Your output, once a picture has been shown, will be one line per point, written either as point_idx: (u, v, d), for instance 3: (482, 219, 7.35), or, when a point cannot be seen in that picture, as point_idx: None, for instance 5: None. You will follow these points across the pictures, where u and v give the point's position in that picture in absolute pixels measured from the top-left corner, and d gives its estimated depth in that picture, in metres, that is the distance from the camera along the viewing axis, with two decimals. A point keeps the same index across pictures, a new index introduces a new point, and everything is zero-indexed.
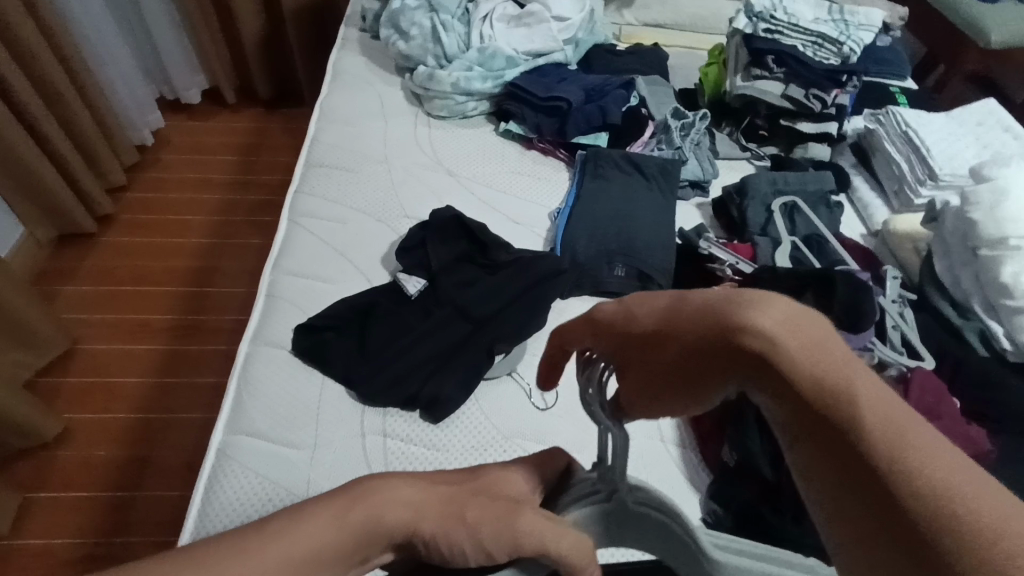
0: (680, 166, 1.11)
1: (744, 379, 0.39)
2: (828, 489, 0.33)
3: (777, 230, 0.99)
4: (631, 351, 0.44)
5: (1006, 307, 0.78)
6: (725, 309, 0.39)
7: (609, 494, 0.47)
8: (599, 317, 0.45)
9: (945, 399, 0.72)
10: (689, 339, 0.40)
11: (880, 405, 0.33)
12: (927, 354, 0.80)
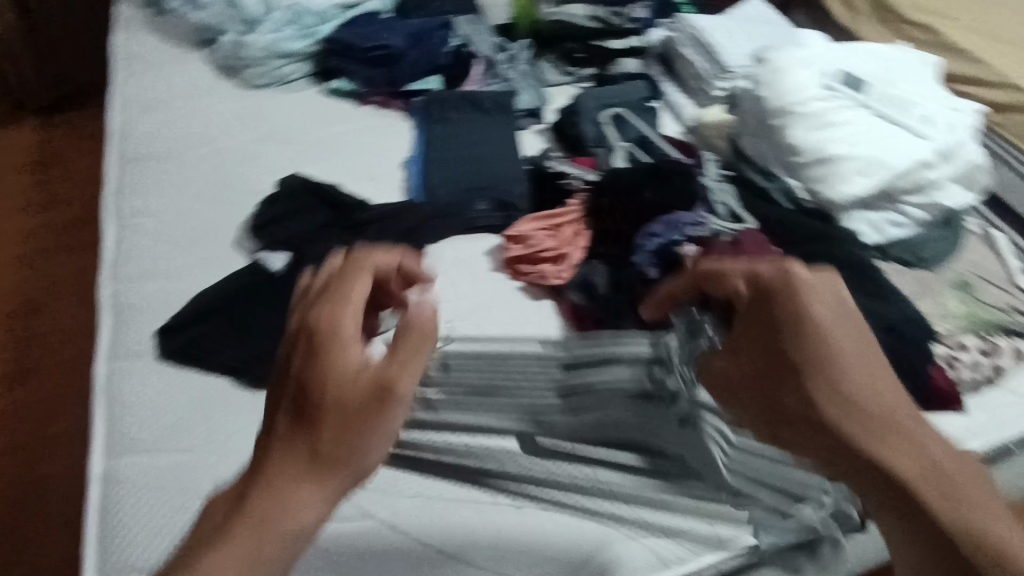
0: (512, 97, 1.16)
1: (816, 421, 0.56)
2: (893, 514, 0.52)
3: (610, 139, 1.08)
4: (753, 358, 0.60)
5: (798, 165, 0.93)
6: (842, 384, 0.55)
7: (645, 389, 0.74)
8: (761, 309, 0.60)
9: (770, 250, 0.85)
10: (812, 393, 0.56)
11: (955, 486, 0.50)
12: (749, 218, 0.94)
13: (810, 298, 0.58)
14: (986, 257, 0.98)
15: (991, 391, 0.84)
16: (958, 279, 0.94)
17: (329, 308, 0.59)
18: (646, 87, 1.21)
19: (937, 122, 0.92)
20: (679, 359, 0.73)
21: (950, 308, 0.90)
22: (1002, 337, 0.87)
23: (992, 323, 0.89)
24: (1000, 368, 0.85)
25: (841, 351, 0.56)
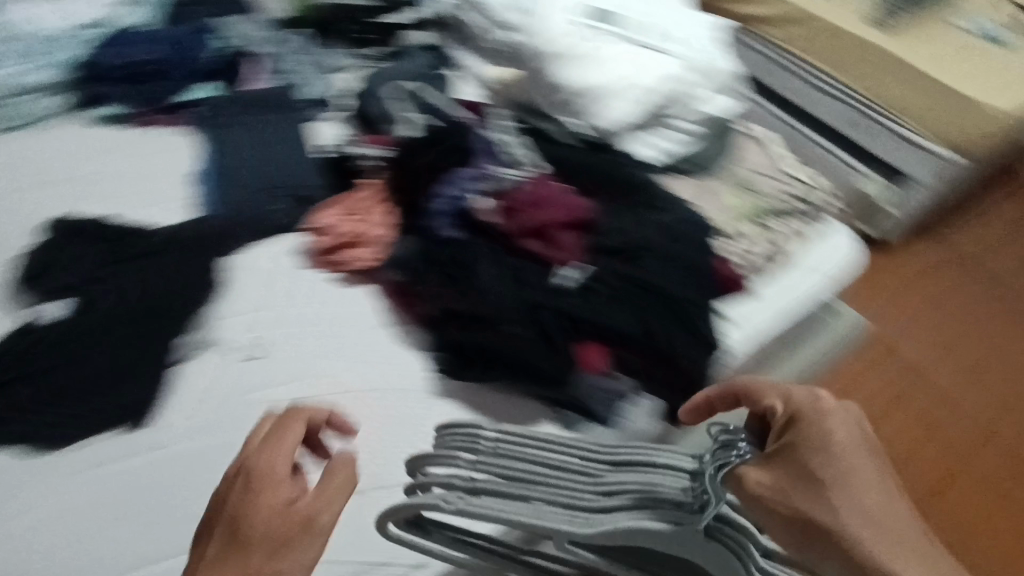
0: (294, 90, 1.12)
1: (844, 542, 0.47)
2: None
3: (396, 113, 1.05)
4: (812, 499, 0.50)
5: (567, 101, 0.95)
6: (872, 513, 0.48)
7: (687, 508, 0.57)
8: (795, 421, 0.54)
9: (553, 186, 0.89)
10: (844, 512, 0.48)
11: None
12: (537, 161, 0.94)
13: (846, 434, 0.52)
14: (757, 151, 1.07)
15: (773, 274, 0.98)
16: (736, 177, 1.03)
17: (264, 454, 0.58)
18: (433, 58, 1.18)
19: (676, 37, 0.98)
20: (706, 487, 0.56)
21: (730, 208, 0.99)
22: (772, 225, 1.00)
23: (762, 211, 1.00)
24: (771, 253, 0.99)
25: (880, 488, 0.50)
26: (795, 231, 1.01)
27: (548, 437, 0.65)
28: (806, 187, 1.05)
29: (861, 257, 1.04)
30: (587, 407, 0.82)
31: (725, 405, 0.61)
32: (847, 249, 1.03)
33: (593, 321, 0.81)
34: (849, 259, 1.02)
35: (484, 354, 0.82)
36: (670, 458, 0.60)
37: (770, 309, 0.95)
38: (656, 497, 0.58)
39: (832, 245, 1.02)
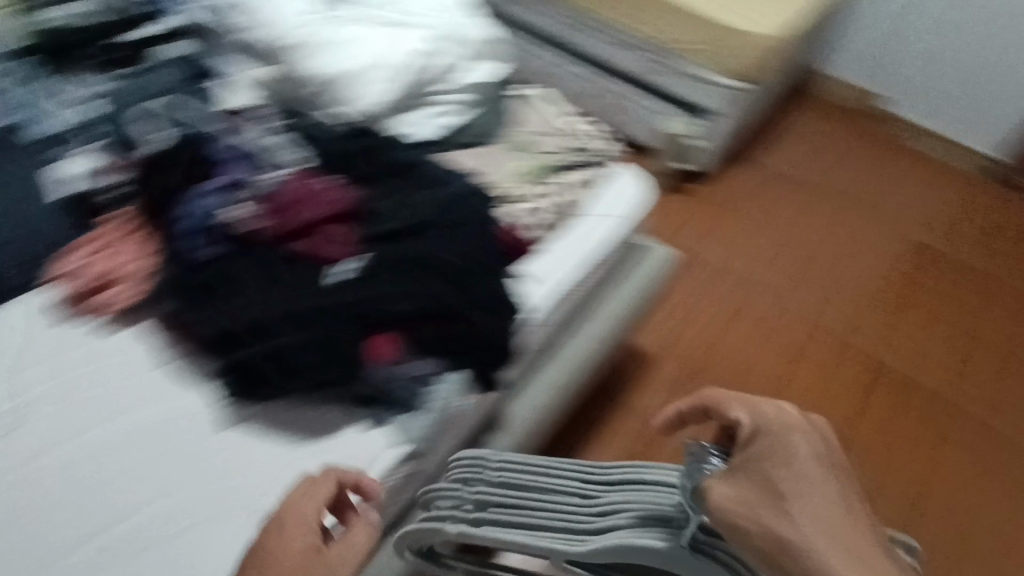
0: (19, 129, 1.00)
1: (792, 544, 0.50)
2: None
3: (146, 136, 0.96)
4: (763, 508, 0.52)
5: (316, 95, 0.93)
6: (822, 518, 0.51)
7: (675, 524, 0.62)
8: (757, 434, 0.58)
9: (312, 181, 0.84)
10: (794, 518, 0.51)
11: None
12: (303, 157, 0.89)
13: (804, 446, 0.55)
14: (532, 112, 1.09)
15: (564, 228, 1.00)
16: (516, 139, 1.03)
17: (297, 503, 0.66)
18: (186, 72, 1.06)
19: (417, 12, 0.98)
20: (685, 501, 0.60)
21: (512, 169, 0.99)
22: (556, 178, 1.02)
23: (546, 167, 1.02)
24: (561, 204, 1.00)
25: (829, 503, 0.52)
26: (580, 181, 1.04)
27: (547, 464, 0.77)
28: (584, 137, 1.09)
29: (647, 193, 1.09)
30: (390, 397, 0.77)
31: (699, 416, 0.66)
32: (632, 188, 1.08)
33: (380, 308, 0.76)
34: (635, 198, 1.07)
35: (273, 371, 0.74)
36: (661, 478, 0.68)
37: (569, 261, 0.97)
38: (646, 512, 0.65)
39: (616, 188, 1.06)
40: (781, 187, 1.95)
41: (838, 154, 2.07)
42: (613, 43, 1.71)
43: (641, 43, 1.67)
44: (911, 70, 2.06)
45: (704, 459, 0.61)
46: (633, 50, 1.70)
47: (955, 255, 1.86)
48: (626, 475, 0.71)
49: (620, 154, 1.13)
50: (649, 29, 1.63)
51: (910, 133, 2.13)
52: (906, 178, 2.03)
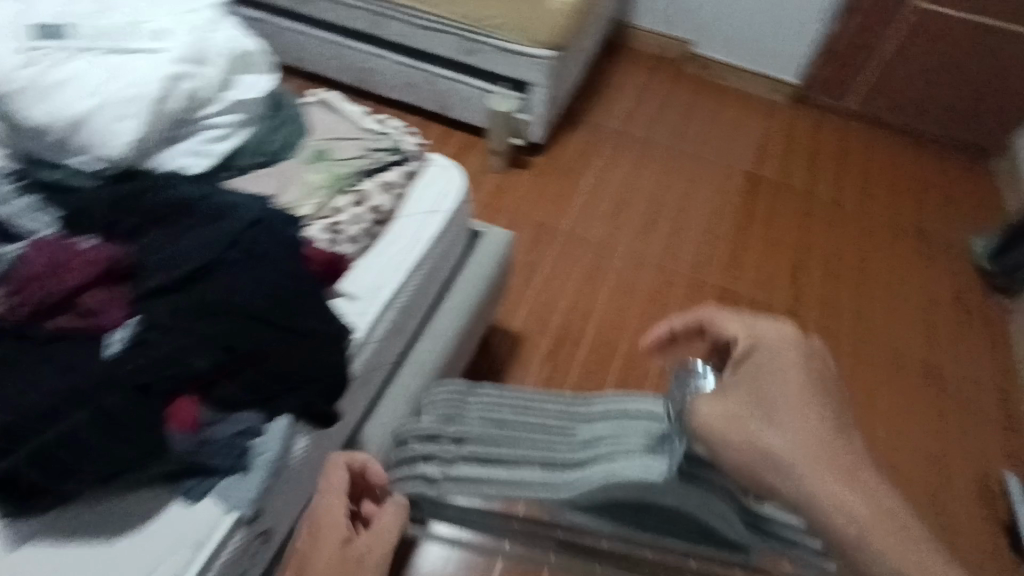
0: None
1: (773, 442, 0.62)
2: (826, 511, 0.60)
3: None
4: (738, 413, 0.65)
5: (56, 143, 0.81)
6: (800, 418, 0.63)
7: (661, 450, 0.74)
8: (754, 346, 0.71)
9: (60, 245, 0.72)
10: (776, 422, 0.63)
11: (875, 509, 0.59)
12: (44, 221, 0.78)
13: (774, 358, 0.69)
14: (324, 123, 1.04)
15: (383, 233, 0.95)
16: (315, 152, 0.99)
17: (321, 497, 0.68)
18: None
19: (161, 33, 0.89)
20: (671, 426, 0.74)
21: (313, 183, 0.94)
22: (364, 183, 0.98)
23: (351, 174, 0.97)
24: (377, 207, 0.95)
25: (808, 416, 0.64)
26: (393, 180, 0.99)
27: (535, 399, 0.88)
28: (384, 136, 1.05)
29: (461, 178, 1.05)
30: (207, 465, 0.70)
31: (690, 333, 0.81)
32: (444, 177, 1.04)
33: (172, 371, 0.68)
34: (449, 187, 1.03)
35: (45, 477, 0.61)
36: (643, 411, 0.79)
37: (392, 268, 0.92)
38: (632, 441, 0.76)
39: (426, 182, 1.03)
40: (613, 144, 2.08)
41: (655, 103, 2.22)
42: (423, 28, 1.79)
43: (445, 23, 1.76)
44: (705, 15, 2.23)
45: (694, 375, 0.74)
46: (440, 32, 1.78)
47: (772, 175, 2.04)
48: (613, 412, 0.82)
49: (422, 144, 1.08)
50: (448, 8, 1.72)
51: (718, 72, 2.31)
52: (717, 115, 2.20)
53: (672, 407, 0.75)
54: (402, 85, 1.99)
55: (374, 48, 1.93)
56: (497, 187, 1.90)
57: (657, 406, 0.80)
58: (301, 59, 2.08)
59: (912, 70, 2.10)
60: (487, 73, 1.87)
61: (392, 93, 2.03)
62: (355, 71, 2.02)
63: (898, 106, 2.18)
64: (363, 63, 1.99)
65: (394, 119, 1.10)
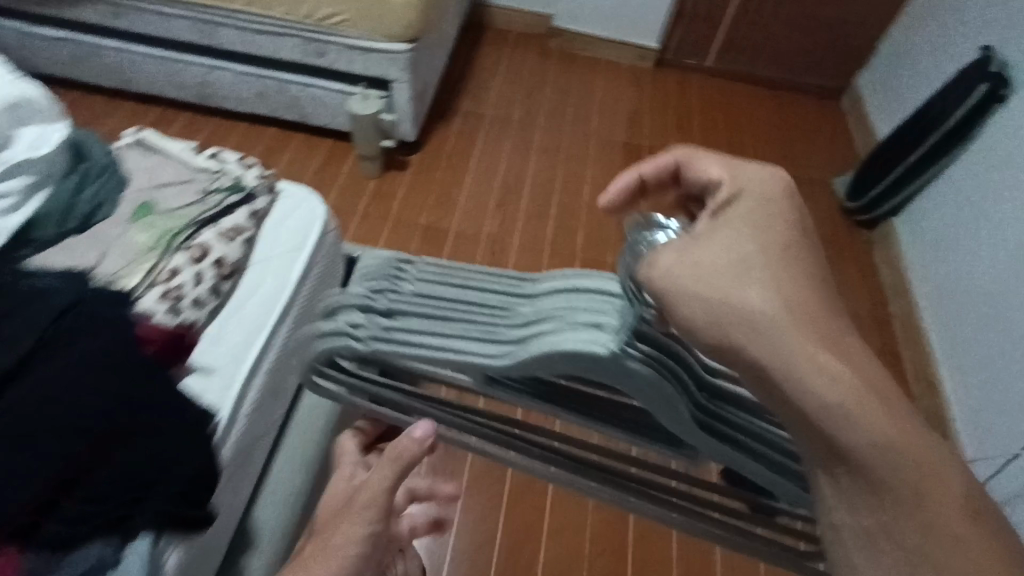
0: None
1: (783, 306, 0.47)
2: (857, 406, 0.43)
3: None
4: (694, 263, 0.50)
5: None
6: (802, 293, 0.48)
7: (617, 321, 0.58)
8: (741, 191, 0.55)
9: None
10: (773, 283, 0.48)
11: (907, 428, 0.43)
12: None
13: (752, 213, 0.53)
14: (139, 168, 0.90)
15: (236, 293, 0.83)
16: (138, 205, 0.85)
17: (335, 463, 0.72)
18: None
19: None
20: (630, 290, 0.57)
21: (136, 245, 0.80)
22: (201, 233, 0.84)
23: (184, 225, 0.84)
24: (221, 258, 0.83)
25: (810, 288, 0.49)
26: (237, 226, 0.86)
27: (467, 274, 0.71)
28: (216, 176, 0.92)
29: (321, 212, 0.93)
30: None
31: (663, 182, 0.63)
32: (300, 213, 0.92)
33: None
34: (307, 223, 0.91)
35: None
36: (600, 283, 0.60)
37: (252, 332, 0.80)
38: (579, 317, 0.59)
39: (283, 224, 0.91)
40: (484, 131, 2.02)
41: (524, 79, 2.20)
42: (263, 33, 1.68)
43: (284, 25, 1.65)
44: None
45: (653, 225, 0.55)
46: (283, 34, 1.67)
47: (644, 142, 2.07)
48: (557, 288, 0.63)
49: (269, 178, 0.97)
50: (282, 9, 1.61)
51: (582, 43, 2.31)
52: (585, 85, 2.22)
53: (630, 265, 0.56)
54: (252, 96, 1.86)
55: (214, 60, 1.79)
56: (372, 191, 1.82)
57: (613, 283, 0.60)
58: (135, 80, 1.91)
59: (759, 22, 2.17)
60: (342, 74, 1.75)
61: (243, 106, 1.89)
62: (197, 86, 1.87)
63: (751, 58, 2.27)
64: (204, 77, 1.84)
65: (227, 154, 0.97)
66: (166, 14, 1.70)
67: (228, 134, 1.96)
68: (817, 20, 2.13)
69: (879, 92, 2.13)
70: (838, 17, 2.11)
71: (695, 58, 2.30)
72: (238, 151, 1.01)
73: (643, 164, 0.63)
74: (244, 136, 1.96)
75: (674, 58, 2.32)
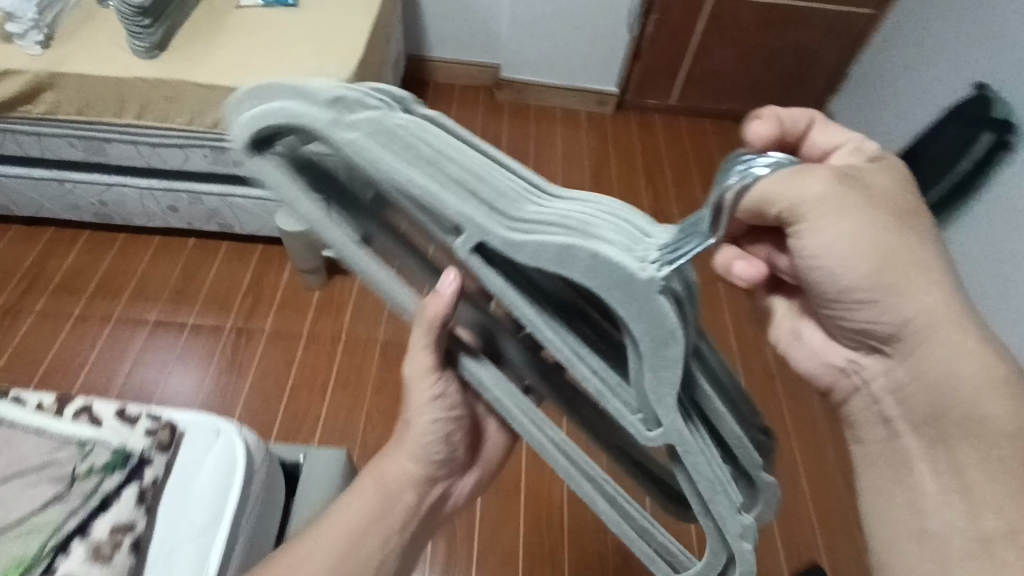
0: None
1: (942, 281, 0.69)
2: (977, 359, 0.69)
3: None
4: (872, 210, 0.67)
5: None
6: (945, 266, 0.69)
7: (645, 250, 0.65)
8: (892, 164, 0.73)
9: None
10: (929, 258, 0.68)
11: (994, 381, 0.70)
12: None
13: (904, 176, 0.72)
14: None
15: None
16: None
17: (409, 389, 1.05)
18: None
19: None
20: (709, 215, 0.62)
21: None
22: (69, 551, 0.98)
23: (41, 551, 0.96)
24: None
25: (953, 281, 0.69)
26: (103, 534, 0.99)
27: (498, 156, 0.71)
28: (87, 460, 1.05)
29: (242, 447, 1.14)
30: None
31: (798, 135, 0.83)
32: (220, 453, 1.13)
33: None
34: (229, 469, 1.11)
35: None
36: (643, 223, 0.67)
37: None
38: (615, 235, 0.65)
39: (199, 476, 1.11)
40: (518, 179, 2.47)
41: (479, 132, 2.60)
42: (161, 145, 1.86)
43: (189, 134, 1.83)
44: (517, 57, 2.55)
45: (758, 162, 0.66)
46: (187, 145, 1.85)
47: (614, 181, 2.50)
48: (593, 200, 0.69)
49: (158, 435, 1.12)
50: (184, 117, 1.78)
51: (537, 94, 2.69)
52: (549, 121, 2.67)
53: (718, 194, 0.63)
54: (160, 207, 2.13)
55: (115, 176, 2.02)
56: (322, 300, 2.26)
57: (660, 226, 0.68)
58: (20, 203, 2.18)
59: (715, 62, 2.57)
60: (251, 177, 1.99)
61: (150, 217, 2.16)
62: (93, 204, 2.13)
63: (708, 93, 2.70)
64: (105, 191, 2.07)
65: (110, 420, 1.12)
66: (44, 134, 1.86)
67: (162, 267, 2.29)
68: (769, 58, 2.56)
69: (859, 113, 2.54)
70: (792, 49, 2.53)
71: (655, 96, 2.70)
72: (118, 401, 1.16)
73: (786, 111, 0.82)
74: (185, 266, 2.30)
75: (637, 98, 2.71)
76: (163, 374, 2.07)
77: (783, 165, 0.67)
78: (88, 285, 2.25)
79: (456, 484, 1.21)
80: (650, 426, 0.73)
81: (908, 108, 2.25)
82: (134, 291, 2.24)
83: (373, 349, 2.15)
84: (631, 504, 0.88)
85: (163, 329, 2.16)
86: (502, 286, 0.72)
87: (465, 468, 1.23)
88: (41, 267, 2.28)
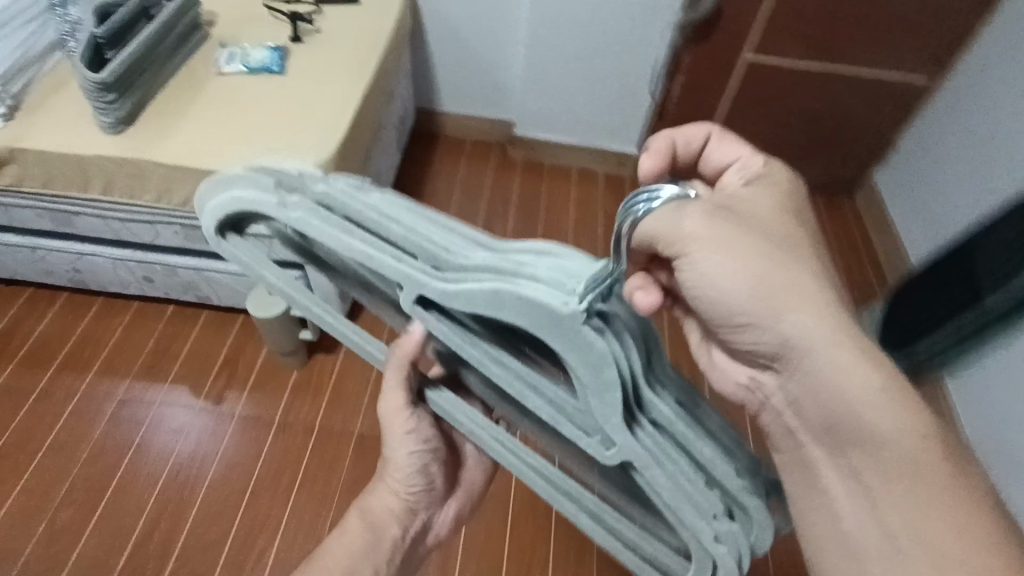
0: None
1: (817, 299, 0.75)
2: (863, 368, 0.75)
3: None
4: (745, 240, 0.76)
5: None
6: (817, 284, 0.76)
7: (573, 287, 0.71)
8: (779, 194, 0.84)
9: None
10: (804, 278, 0.76)
11: (883, 388, 0.74)
12: None
13: (782, 204, 0.82)
14: None
15: None
16: None
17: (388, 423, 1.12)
18: None
19: None
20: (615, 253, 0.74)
21: None
22: None
23: None
24: None
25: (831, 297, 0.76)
26: None
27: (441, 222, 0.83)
28: None
29: None
30: None
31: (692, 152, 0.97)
32: None
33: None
34: None
35: None
36: (572, 263, 0.74)
37: None
38: (548, 273, 0.73)
39: None
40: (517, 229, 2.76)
41: (484, 195, 2.87)
42: (131, 222, 1.94)
43: (159, 211, 1.89)
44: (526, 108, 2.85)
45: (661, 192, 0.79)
46: (155, 222, 1.93)
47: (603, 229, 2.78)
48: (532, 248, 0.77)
49: None
50: (151, 196, 1.84)
51: (550, 152, 3.00)
52: (562, 180, 2.96)
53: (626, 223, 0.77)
54: (134, 277, 2.19)
55: (81, 246, 2.09)
56: (303, 378, 2.26)
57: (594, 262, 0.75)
58: None
59: (745, 126, 2.77)
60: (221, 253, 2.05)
61: (120, 283, 2.21)
62: (68, 271, 2.19)
63: None
64: (76, 260, 2.14)
65: None
66: (10, 204, 1.92)
67: (140, 329, 2.32)
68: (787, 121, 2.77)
69: (903, 188, 2.79)
70: (806, 110, 2.72)
71: None
72: None
73: (684, 129, 0.95)
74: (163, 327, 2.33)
75: None
76: (149, 432, 2.12)
77: (676, 199, 0.78)
78: (59, 352, 2.27)
79: (435, 516, 1.30)
80: (607, 447, 0.78)
81: (958, 174, 2.43)
82: (103, 365, 2.24)
83: (348, 445, 2.13)
84: (616, 521, 0.92)
85: (134, 397, 2.19)
86: (448, 331, 0.82)
87: (447, 496, 1.32)
88: (11, 331, 2.30)
